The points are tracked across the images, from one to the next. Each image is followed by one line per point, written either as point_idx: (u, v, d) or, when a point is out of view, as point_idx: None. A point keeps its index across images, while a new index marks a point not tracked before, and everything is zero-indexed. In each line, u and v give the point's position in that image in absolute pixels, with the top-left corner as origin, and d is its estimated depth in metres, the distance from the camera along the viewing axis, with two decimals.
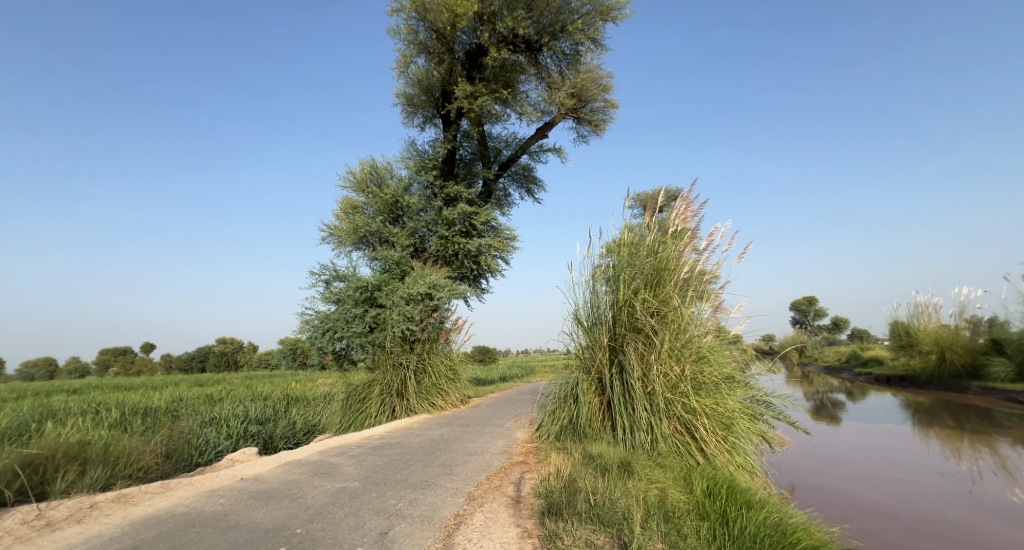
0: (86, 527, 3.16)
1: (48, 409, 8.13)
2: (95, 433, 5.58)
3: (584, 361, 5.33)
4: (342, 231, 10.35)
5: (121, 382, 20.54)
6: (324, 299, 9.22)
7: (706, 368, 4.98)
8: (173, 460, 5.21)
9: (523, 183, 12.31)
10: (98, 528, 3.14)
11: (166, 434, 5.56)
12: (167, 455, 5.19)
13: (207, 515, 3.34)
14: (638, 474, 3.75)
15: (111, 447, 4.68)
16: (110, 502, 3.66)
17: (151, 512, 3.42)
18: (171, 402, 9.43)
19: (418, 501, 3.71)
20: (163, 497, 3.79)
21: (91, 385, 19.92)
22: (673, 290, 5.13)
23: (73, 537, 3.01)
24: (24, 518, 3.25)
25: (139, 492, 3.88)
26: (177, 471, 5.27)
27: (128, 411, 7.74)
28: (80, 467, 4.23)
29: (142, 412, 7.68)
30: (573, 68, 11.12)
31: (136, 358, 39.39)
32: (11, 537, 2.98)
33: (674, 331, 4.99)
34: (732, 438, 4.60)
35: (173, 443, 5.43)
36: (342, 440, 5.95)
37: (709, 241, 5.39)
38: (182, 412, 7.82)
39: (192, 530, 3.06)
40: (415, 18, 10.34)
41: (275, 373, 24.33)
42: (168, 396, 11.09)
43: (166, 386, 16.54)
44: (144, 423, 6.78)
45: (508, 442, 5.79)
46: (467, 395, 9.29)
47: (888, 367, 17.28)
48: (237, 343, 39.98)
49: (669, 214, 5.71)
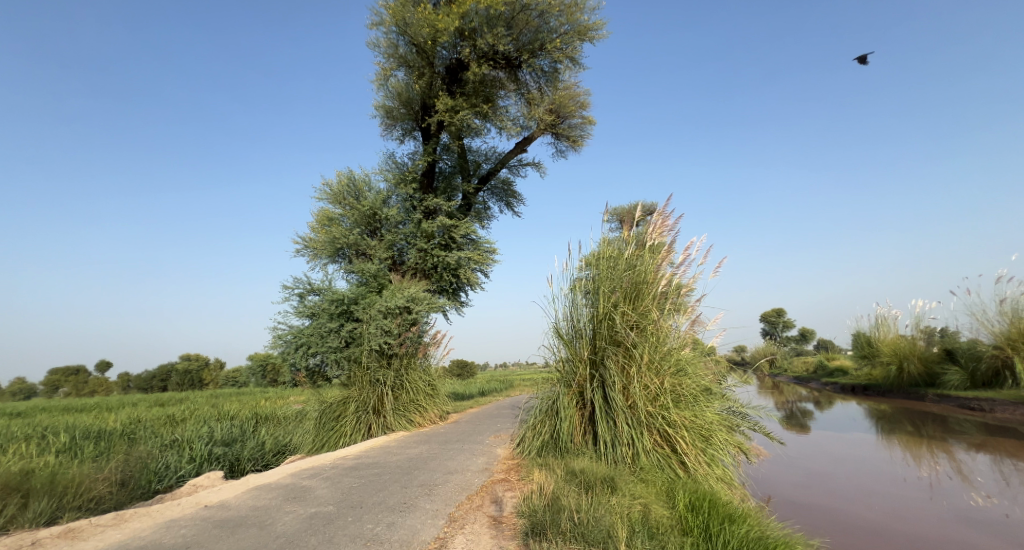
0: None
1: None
2: (43, 462, 5.23)
3: (564, 375, 5.32)
4: (319, 243, 10.18)
5: (71, 404, 19.40)
6: (298, 313, 8.98)
7: (685, 381, 5.01)
8: (128, 489, 4.90)
9: (502, 197, 12.36)
10: None
11: (121, 461, 5.27)
12: (121, 483, 4.90)
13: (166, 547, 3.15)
14: (621, 490, 3.72)
15: (58, 478, 4.39)
16: (56, 537, 3.42)
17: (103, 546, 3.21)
18: (128, 424, 8.93)
19: (396, 525, 3.58)
20: (116, 529, 3.57)
21: (38, 407, 18.94)
22: (651, 303, 5.18)
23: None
24: None
25: (88, 525, 3.63)
26: (132, 501, 4.95)
27: (81, 435, 7.31)
28: (22, 500, 3.93)
29: (95, 436, 7.25)
30: (551, 85, 11.29)
31: (90, 378, 37.41)
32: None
33: (653, 344, 5.02)
34: (711, 450, 4.63)
35: (128, 470, 5.13)
36: (315, 461, 5.72)
37: (686, 255, 5.47)
38: (140, 434, 7.41)
39: None
40: (394, 32, 10.34)
41: (243, 391, 23.47)
42: (125, 418, 10.52)
43: (123, 407, 15.76)
44: (98, 448, 6.40)
45: (488, 459, 5.70)
46: (446, 411, 9.13)
47: (853, 377, 17.85)
48: (202, 361, 38.74)
49: (646, 228, 5.79)
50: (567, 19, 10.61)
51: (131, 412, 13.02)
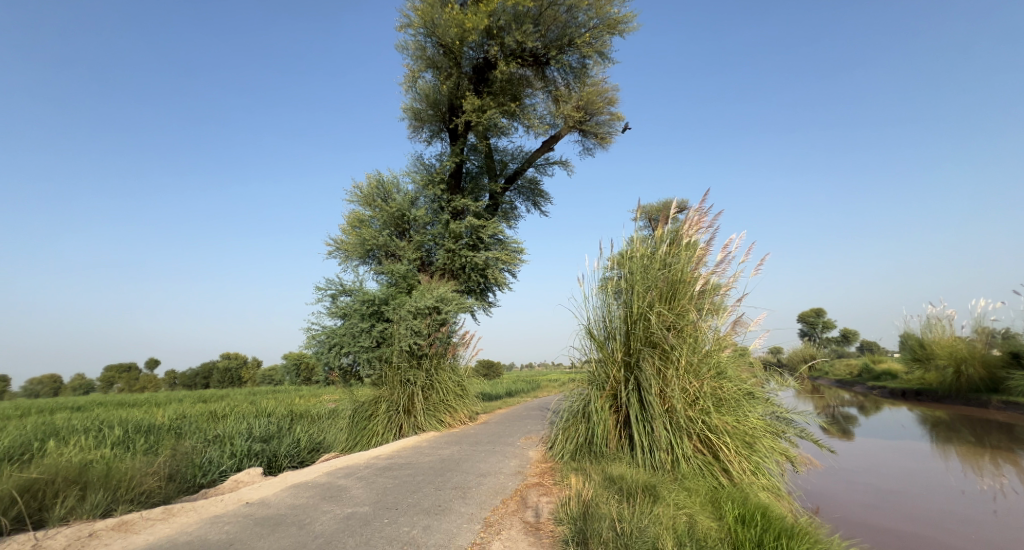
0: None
1: (51, 428, 8.01)
2: (99, 454, 5.47)
3: (597, 378, 5.19)
4: (349, 245, 10.33)
5: (126, 399, 20.55)
6: (331, 314, 9.11)
7: (726, 384, 4.78)
8: (175, 483, 5.04)
9: (529, 197, 12.26)
10: None
11: (169, 456, 5.43)
12: (169, 478, 5.04)
13: (210, 546, 3.28)
14: (664, 499, 3.59)
15: (112, 471, 4.53)
16: (111, 529, 3.61)
17: (152, 542, 3.38)
18: (175, 419, 9.26)
19: (432, 528, 3.55)
20: (165, 523, 3.71)
21: (95, 401, 20.11)
22: (688, 303, 4.99)
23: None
24: None
25: (140, 519, 3.79)
26: (179, 495, 5.07)
27: (132, 428, 7.64)
28: (81, 492, 4.12)
29: (145, 430, 7.57)
30: (579, 81, 11.12)
31: (141, 375, 39.39)
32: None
33: (691, 346, 4.82)
34: (756, 457, 4.40)
35: (175, 465, 5.27)
36: (349, 460, 5.75)
37: (725, 254, 5.22)
38: (185, 429, 7.68)
39: None
40: (422, 34, 10.36)
41: (279, 389, 24.05)
42: (171, 413, 10.98)
43: (170, 403, 16.53)
44: (146, 441, 6.66)
45: (521, 462, 5.61)
46: (475, 412, 9.10)
47: (903, 381, 16.90)
48: (241, 359, 40.22)
49: (681, 225, 5.57)
50: (595, 13, 10.43)
51: (177, 407, 13.56)
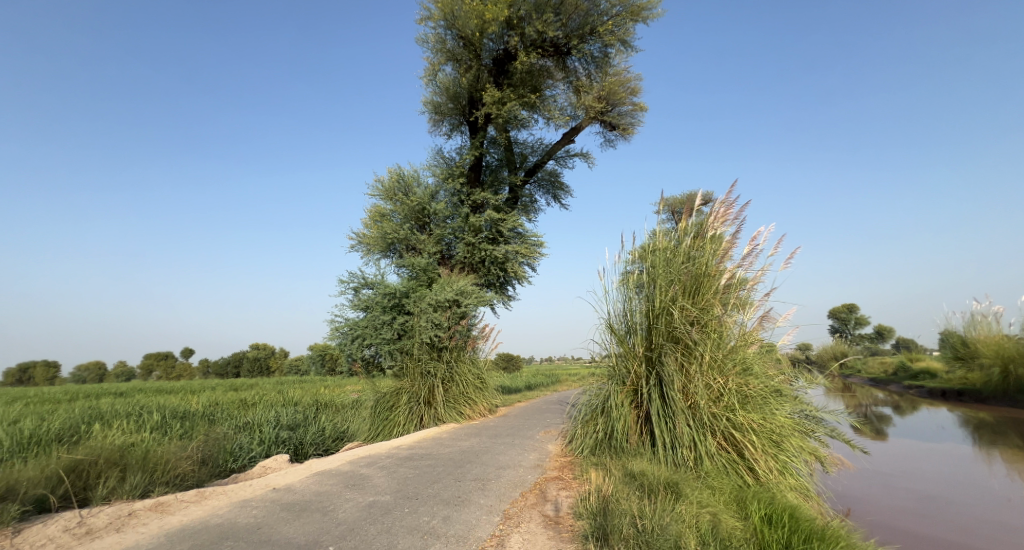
0: (123, 537, 3.32)
1: (95, 412, 8.42)
2: (139, 438, 5.70)
3: (618, 372, 5.13)
4: (371, 239, 10.42)
5: (166, 386, 21.47)
6: (353, 306, 9.23)
7: (752, 381, 4.65)
8: (208, 467, 5.20)
9: (549, 190, 12.16)
10: (134, 538, 3.29)
11: (202, 441, 5.61)
12: (203, 462, 5.21)
13: (238, 528, 3.37)
14: (687, 496, 3.52)
15: (150, 454, 4.71)
16: (148, 510, 3.77)
17: (185, 523, 3.51)
18: (207, 406, 9.59)
19: (452, 519, 3.56)
20: (197, 505, 3.84)
21: (136, 388, 21.07)
22: (713, 298, 4.87)
23: (112, 546, 3.18)
24: (66, 525, 3.41)
25: (175, 500, 3.94)
26: (212, 479, 5.24)
27: (169, 414, 7.95)
28: (121, 473, 4.30)
29: (181, 416, 7.87)
30: (600, 71, 10.96)
31: (177, 363, 40.98)
32: (56, 545, 3.15)
33: (715, 342, 4.70)
34: (783, 456, 4.27)
35: (208, 449, 5.45)
36: (371, 449, 5.83)
37: (753, 246, 5.07)
38: (218, 416, 7.94)
39: (225, 544, 3.13)
40: (442, 27, 10.32)
41: (307, 379, 24.63)
42: (205, 400, 11.38)
43: (205, 390, 17.13)
44: (182, 427, 6.91)
45: (541, 456, 5.60)
46: (495, 405, 9.12)
47: (943, 381, 16.25)
48: (269, 350, 41.30)
49: (705, 217, 5.42)
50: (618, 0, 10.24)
51: (210, 395, 14.04)
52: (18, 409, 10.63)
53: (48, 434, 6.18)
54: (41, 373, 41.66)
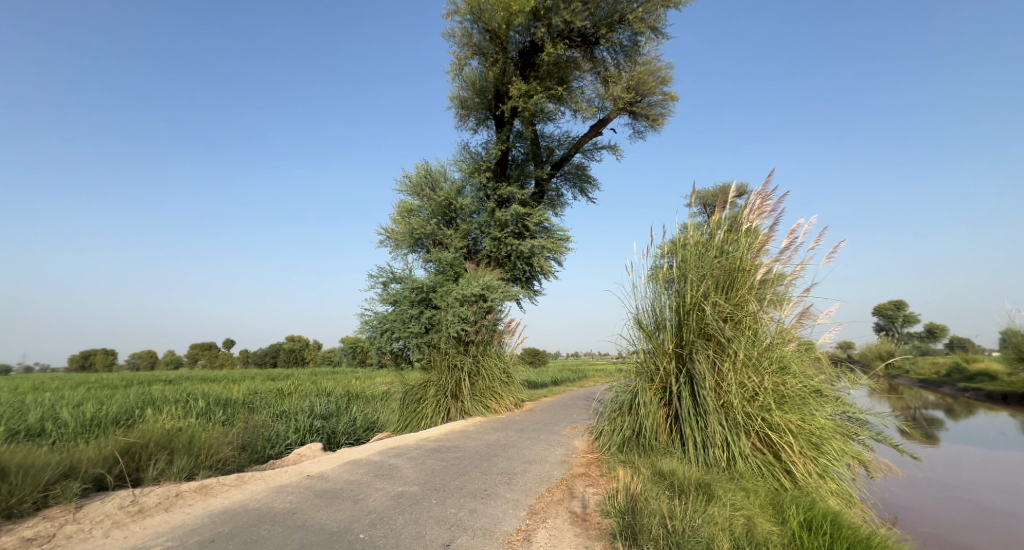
0: (171, 517, 3.47)
1: (147, 397, 8.88)
2: (185, 423, 5.95)
3: (646, 369, 5.02)
4: (399, 234, 10.52)
5: (212, 375, 22.49)
6: (382, 300, 9.36)
7: (790, 380, 4.45)
8: (248, 452, 5.38)
9: (576, 183, 12.00)
10: (181, 518, 3.42)
11: (242, 428, 5.79)
12: (243, 447, 5.38)
13: (275, 513, 3.45)
14: (720, 498, 3.41)
15: (195, 438, 4.88)
16: (194, 492, 3.91)
17: (227, 505, 3.62)
18: (247, 395, 9.96)
19: (479, 511, 3.55)
20: (238, 489, 3.97)
21: (186, 375, 22.21)
22: (747, 293, 4.69)
23: (161, 525, 3.32)
24: (121, 503, 3.59)
25: (217, 483, 4.09)
26: (251, 464, 5.40)
27: (212, 401, 8.30)
28: (169, 456, 4.49)
29: (223, 403, 8.20)
30: (630, 60, 10.72)
31: (220, 353, 42.79)
32: (111, 522, 3.32)
33: (749, 339, 4.52)
34: (823, 459, 4.08)
35: (248, 436, 5.62)
36: (400, 440, 5.90)
37: (791, 239, 4.84)
38: (256, 404, 8.22)
39: (263, 528, 3.22)
40: (469, 20, 10.27)
41: (341, 369, 25.30)
42: (245, 389, 11.84)
43: (247, 379, 17.88)
44: (224, 414, 7.18)
45: (567, 451, 5.54)
46: (521, 399, 9.11)
47: (1003, 385, 15.27)
48: (304, 342, 42.57)
49: (740, 209, 5.21)
50: None
51: (250, 383, 14.61)
52: (80, 394, 11.36)
53: (106, 417, 6.54)
54: (100, 360, 44.47)
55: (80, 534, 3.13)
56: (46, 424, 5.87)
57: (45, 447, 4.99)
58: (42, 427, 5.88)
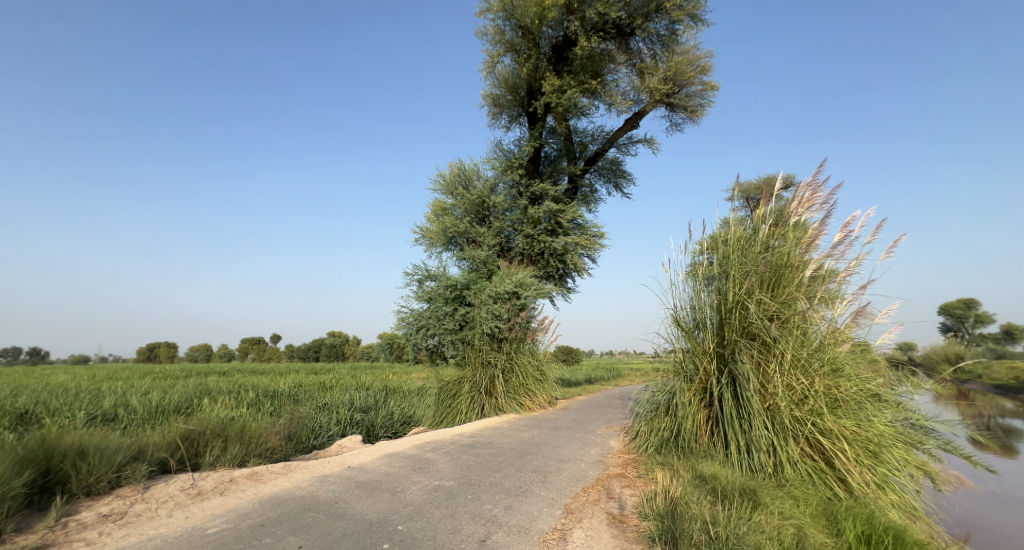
0: (226, 500, 3.61)
1: (205, 388, 9.38)
2: (238, 413, 6.22)
3: (685, 369, 4.85)
4: (433, 233, 10.61)
5: (262, 367, 23.54)
6: (418, 298, 9.48)
7: (844, 383, 4.17)
8: (294, 442, 5.55)
9: (611, 178, 11.77)
10: (235, 502, 3.56)
11: (288, 419, 5.98)
12: (289, 438, 5.55)
13: (319, 501, 3.53)
14: (767, 505, 3.24)
15: (246, 427, 5.08)
16: (246, 478, 4.05)
17: (275, 492, 3.74)
18: (293, 388, 10.35)
19: (514, 508, 3.51)
20: (285, 477, 4.09)
21: (238, 368, 23.41)
22: (796, 290, 4.43)
23: (217, 507, 3.45)
24: (182, 485, 3.77)
25: (266, 470, 4.23)
26: (296, 454, 5.57)
27: (262, 393, 8.66)
28: (223, 444, 4.68)
29: (271, 395, 8.54)
30: (667, 50, 10.41)
31: (267, 348, 44.73)
32: (174, 503, 3.48)
33: (798, 339, 4.28)
34: (882, 469, 3.81)
35: (293, 427, 5.80)
36: (436, 435, 5.94)
37: (845, 233, 4.55)
38: (301, 396, 8.51)
39: (308, 514, 3.29)
40: (501, 18, 10.21)
41: (381, 364, 25.90)
42: (291, 382, 12.31)
43: (294, 372, 18.64)
44: (272, 405, 7.48)
45: (603, 451, 5.43)
46: (555, 397, 9.01)
47: None
48: (344, 338, 43.84)
49: (788, 202, 4.93)
50: None
51: (296, 376, 15.21)
52: (148, 383, 12.17)
53: (169, 405, 6.95)
54: (163, 352, 47.53)
55: (147, 513, 3.31)
56: (119, 410, 6.29)
57: (117, 431, 5.33)
58: (115, 412, 6.31)
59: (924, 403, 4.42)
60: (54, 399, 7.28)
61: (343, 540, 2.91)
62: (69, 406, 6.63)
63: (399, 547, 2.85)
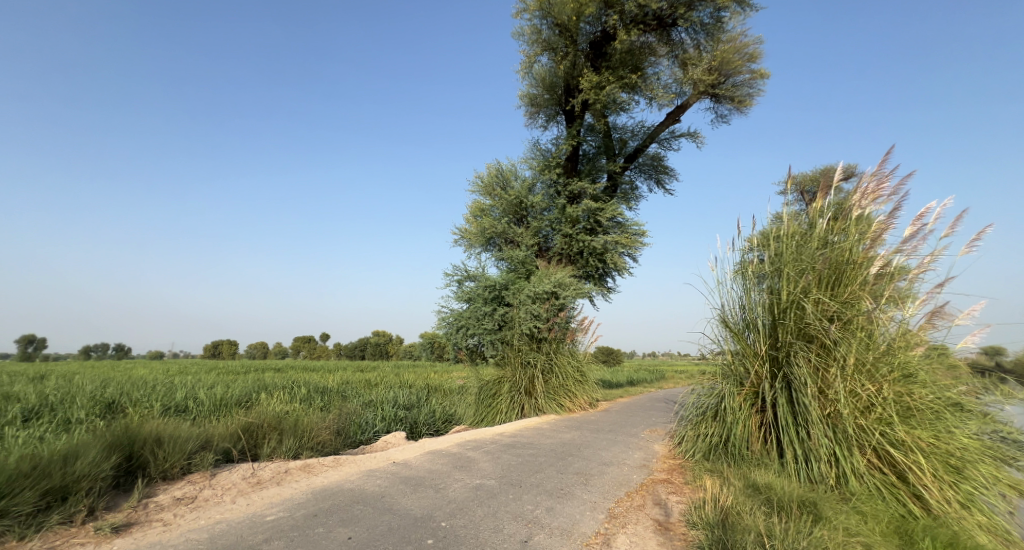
0: (283, 489, 3.71)
1: (263, 383, 9.84)
2: (291, 407, 6.46)
3: (735, 372, 4.60)
4: (472, 234, 10.64)
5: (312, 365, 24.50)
6: (457, 298, 9.53)
7: (918, 391, 3.80)
8: (343, 437, 5.68)
9: (652, 174, 11.44)
10: (290, 491, 3.65)
11: (336, 415, 6.14)
12: (338, 432, 5.69)
13: (366, 495, 3.56)
14: (831, 520, 2.99)
15: (299, 421, 5.24)
16: (299, 469, 4.16)
17: (326, 484, 3.81)
18: (342, 384, 10.68)
19: (555, 510, 3.42)
20: (335, 470, 4.17)
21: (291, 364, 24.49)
22: (859, 289, 4.09)
23: (275, 496, 3.55)
24: (244, 474, 3.92)
25: (317, 463, 4.34)
26: (345, 448, 5.70)
27: (313, 389, 8.97)
28: (279, 436, 4.85)
29: (322, 391, 8.84)
30: (711, 39, 9.99)
31: (316, 346, 46.58)
32: (237, 490, 3.61)
33: (862, 342, 3.94)
34: (967, 486, 3.44)
35: (341, 422, 5.94)
36: (477, 434, 5.92)
37: (917, 226, 4.18)
38: (349, 393, 8.75)
39: (356, 507, 3.33)
40: (538, 17, 10.12)
41: (423, 364, 26.34)
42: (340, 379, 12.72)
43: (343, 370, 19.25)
44: (322, 401, 7.71)
45: (647, 455, 5.23)
46: (596, 399, 8.81)
47: None
48: (387, 337, 45.01)
49: (849, 194, 4.58)
50: None
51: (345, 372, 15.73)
52: (214, 377, 12.90)
53: (231, 398, 7.32)
54: (225, 349, 50.48)
55: (215, 498, 3.45)
56: (188, 402, 6.68)
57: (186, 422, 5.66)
58: (184, 404, 6.71)
59: (1015, 414, 3.98)
60: (134, 391, 7.85)
61: (389, 533, 2.91)
62: (147, 397, 7.12)
63: (443, 543, 2.82)
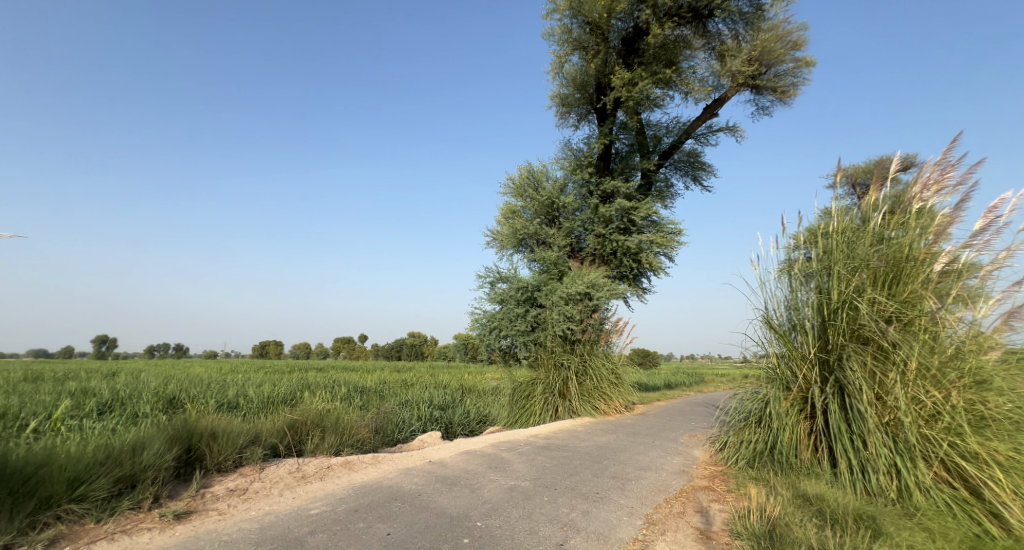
0: (325, 484, 3.76)
1: (306, 382, 10.13)
2: (331, 405, 6.58)
3: (781, 376, 4.36)
4: (503, 235, 10.59)
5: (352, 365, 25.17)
6: (490, 299, 9.51)
7: (992, 399, 3.47)
8: (381, 435, 5.75)
9: (688, 171, 11.10)
10: (332, 487, 3.69)
11: (374, 414, 6.23)
12: (376, 431, 5.77)
13: (404, 492, 3.56)
14: (893, 536, 2.75)
15: (340, 419, 5.34)
16: (341, 466, 4.22)
17: (366, 480, 3.84)
18: (379, 384, 10.86)
19: (591, 514, 3.31)
20: (374, 467, 4.20)
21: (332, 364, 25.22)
22: (920, 287, 3.79)
23: (318, 490, 3.60)
24: (290, 468, 4.00)
25: (357, 460, 4.39)
26: (383, 446, 5.76)
27: (353, 388, 9.16)
28: (321, 433, 4.95)
29: (361, 390, 9.01)
30: (751, 29, 9.57)
31: (355, 347, 47.79)
32: (283, 484, 3.68)
33: (926, 344, 3.64)
34: None
35: (379, 421, 6.01)
36: (511, 435, 5.86)
37: (988, 218, 3.83)
38: (387, 393, 8.88)
39: (394, 504, 3.32)
40: (568, 17, 9.98)
41: (458, 365, 26.54)
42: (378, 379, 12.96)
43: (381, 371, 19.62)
44: (361, 400, 7.85)
45: (686, 461, 5.03)
46: (632, 402, 8.58)
47: None
48: (422, 339, 45.68)
49: (907, 185, 4.25)
50: None
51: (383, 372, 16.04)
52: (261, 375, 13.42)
53: (278, 396, 7.55)
54: (271, 349, 52.59)
55: (264, 490, 3.53)
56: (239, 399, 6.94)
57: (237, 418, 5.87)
58: (236, 400, 6.98)
59: None
60: (190, 387, 8.24)
61: (426, 531, 2.89)
62: (202, 393, 7.44)
63: (479, 543, 2.77)
